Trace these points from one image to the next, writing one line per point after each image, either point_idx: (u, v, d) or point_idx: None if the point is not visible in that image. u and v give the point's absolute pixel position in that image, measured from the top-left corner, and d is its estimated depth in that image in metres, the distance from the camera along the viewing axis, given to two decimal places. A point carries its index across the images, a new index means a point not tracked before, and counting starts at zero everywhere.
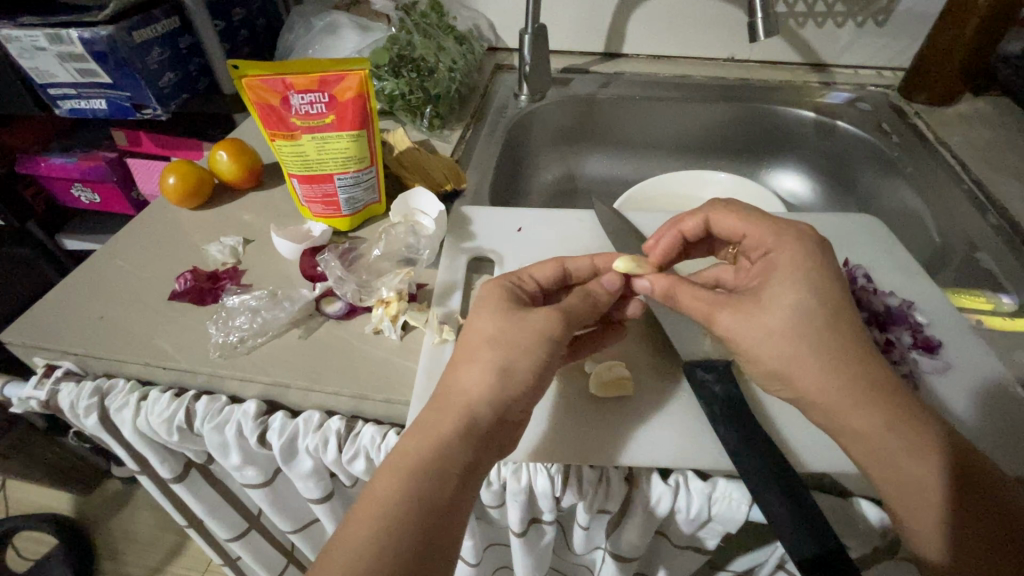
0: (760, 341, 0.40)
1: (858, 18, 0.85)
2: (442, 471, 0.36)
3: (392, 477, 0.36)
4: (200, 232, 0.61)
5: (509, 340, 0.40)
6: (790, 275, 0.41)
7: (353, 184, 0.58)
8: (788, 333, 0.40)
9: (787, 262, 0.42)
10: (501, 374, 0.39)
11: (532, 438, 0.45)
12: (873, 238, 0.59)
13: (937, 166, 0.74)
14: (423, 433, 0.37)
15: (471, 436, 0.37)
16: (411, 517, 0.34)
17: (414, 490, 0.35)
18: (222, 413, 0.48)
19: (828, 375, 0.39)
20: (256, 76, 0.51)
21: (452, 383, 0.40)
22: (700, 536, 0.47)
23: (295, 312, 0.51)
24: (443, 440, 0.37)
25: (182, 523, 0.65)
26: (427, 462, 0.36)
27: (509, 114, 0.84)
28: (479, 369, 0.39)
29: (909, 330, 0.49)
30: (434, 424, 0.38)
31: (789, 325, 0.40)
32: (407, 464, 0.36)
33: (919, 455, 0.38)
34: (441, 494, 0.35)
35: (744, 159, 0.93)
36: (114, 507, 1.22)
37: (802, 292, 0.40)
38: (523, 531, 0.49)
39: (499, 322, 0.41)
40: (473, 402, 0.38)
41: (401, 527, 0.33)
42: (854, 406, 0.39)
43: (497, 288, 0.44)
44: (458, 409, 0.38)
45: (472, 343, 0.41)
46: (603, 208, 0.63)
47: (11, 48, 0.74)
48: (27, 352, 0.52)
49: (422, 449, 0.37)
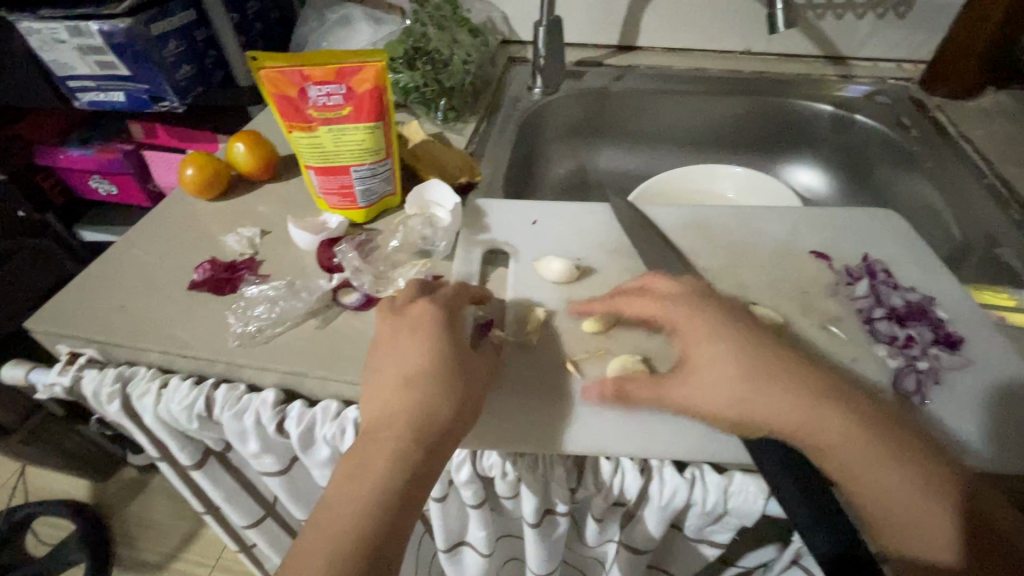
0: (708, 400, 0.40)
1: (878, 10, 0.83)
2: (393, 503, 0.36)
3: (346, 505, 0.36)
4: (217, 223, 0.62)
5: (441, 365, 0.42)
6: (703, 332, 0.42)
7: (368, 176, 0.58)
8: (721, 377, 0.40)
9: (700, 316, 0.43)
10: (438, 396, 0.40)
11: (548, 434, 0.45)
12: (892, 232, 0.58)
13: (958, 161, 0.72)
14: (376, 449, 0.38)
15: (419, 462, 0.38)
16: (361, 547, 0.34)
17: (365, 517, 0.35)
18: (241, 401, 0.49)
19: (775, 400, 0.39)
20: (273, 68, 0.52)
21: (392, 405, 0.40)
22: (714, 530, 0.47)
23: (312, 302, 0.51)
24: (392, 466, 0.37)
25: (200, 510, 0.66)
26: (378, 488, 0.36)
27: (522, 107, 0.84)
28: (422, 390, 0.40)
29: (930, 326, 0.48)
30: (381, 450, 0.38)
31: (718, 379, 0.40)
32: (354, 492, 0.36)
33: (896, 464, 0.37)
34: (393, 522, 0.36)
35: (760, 153, 0.92)
36: (130, 494, 1.24)
37: (719, 350, 0.41)
38: (537, 522, 0.49)
39: (433, 347, 0.43)
40: (425, 422, 0.39)
41: (357, 556, 0.34)
42: (811, 423, 0.38)
43: (429, 310, 0.45)
44: (404, 431, 0.39)
45: (408, 369, 0.41)
46: (617, 201, 0.62)
47: (32, 41, 0.75)
48: (51, 339, 0.53)
49: (368, 478, 0.37)
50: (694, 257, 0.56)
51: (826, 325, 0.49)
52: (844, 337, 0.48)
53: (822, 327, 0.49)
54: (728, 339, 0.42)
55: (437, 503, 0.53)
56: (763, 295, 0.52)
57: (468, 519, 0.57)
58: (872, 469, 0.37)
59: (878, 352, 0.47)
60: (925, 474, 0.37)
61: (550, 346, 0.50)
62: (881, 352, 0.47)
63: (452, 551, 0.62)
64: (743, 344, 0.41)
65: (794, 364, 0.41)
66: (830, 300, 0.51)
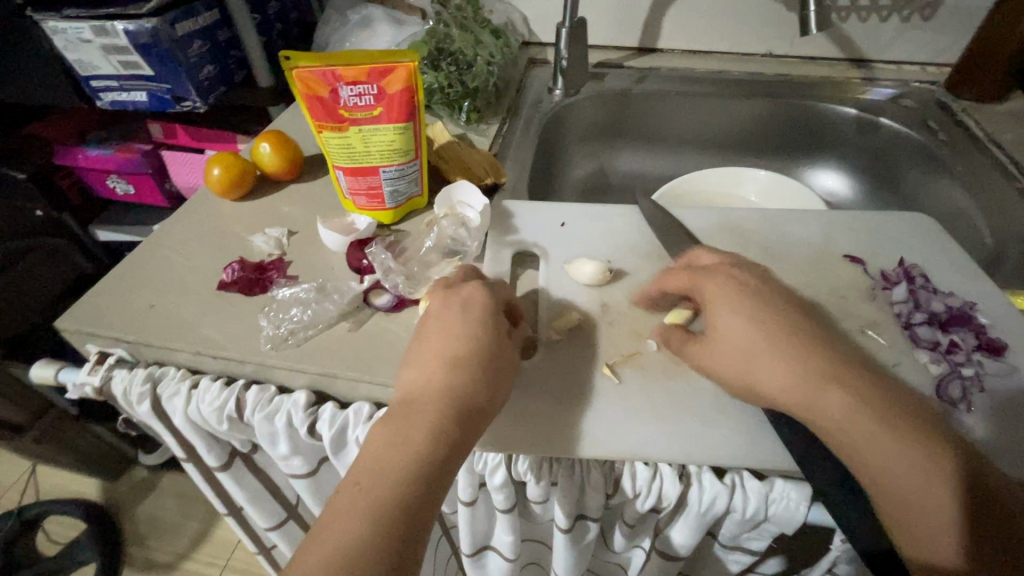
0: (727, 364, 0.41)
1: (904, 13, 0.83)
2: (425, 479, 0.36)
3: (384, 472, 0.36)
4: (244, 224, 0.62)
5: (483, 348, 0.42)
6: (737, 303, 0.43)
7: (397, 177, 0.58)
8: (740, 344, 0.41)
9: (728, 289, 0.44)
10: (478, 378, 0.41)
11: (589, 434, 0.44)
12: (927, 237, 0.58)
13: (988, 164, 0.72)
14: (410, 422, 0.38)
15: (454, 442, 0.38)
16: (393, 515, 0.34)
17: (398, 485, 0.36)
18: (273, 402, 0.49)
19: (789, 367, 0.39)
20: (306, 68, 0.51)
21: (435, 381, 0.40)
22: (750, 537, 0.47)
23: (343, 304, 0.51)
24: (431, 442, 0.37)
25: (223, 511, 0.66)
26: (416, 462, 0.37)
27: (544, 108, 0.83)
28: (465, 369, 0.41)
29: (973, 332, 0.48)
30: (421, 424, 0.38)
31: (740, 345, 0.41)
32: (392, 461, 0.37)
33: (918, 459, 0.36)
34: (423, 496, 0.36)
35: (783, 156, 0.91)
36: (141, 494, 1.24)
37: (748, 319, 0.42)
38: (569, 527, 0.49)
39: (479, 330, 0.43)
40: (465, 403, 0.40)
41: (389, 524, 0.34)
42: (820, 396, 0.38)
43: (477, 292, 0.46)
44: (444, 406, 0.39)
45: (453, 348, 0.42)
46: (646, 203, 0.62)
47: (57, 41, 0.75)
48: (80, 339, 0.53)
49: (408, 449, 0.37)
50: None
51: (864, 330, 0.49)
52: (884, 343, 0.48)
53: (861, 332, 0.49)
54: (752, 311, 0.42)
55: (466, 507, 0.52)
56: (799, 299, 0.51)
57: (494, 524, 0.57)
58: (888, 462, 0.36)
59: (919, 358, 0.47)
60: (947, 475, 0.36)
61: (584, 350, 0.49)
62: (923, 358, 0.46)
63: (476, 555, 0.61)
64: (764, 316, 0.42)
65: (813, 339, 0.41)
66: (867, 304, 0.51)
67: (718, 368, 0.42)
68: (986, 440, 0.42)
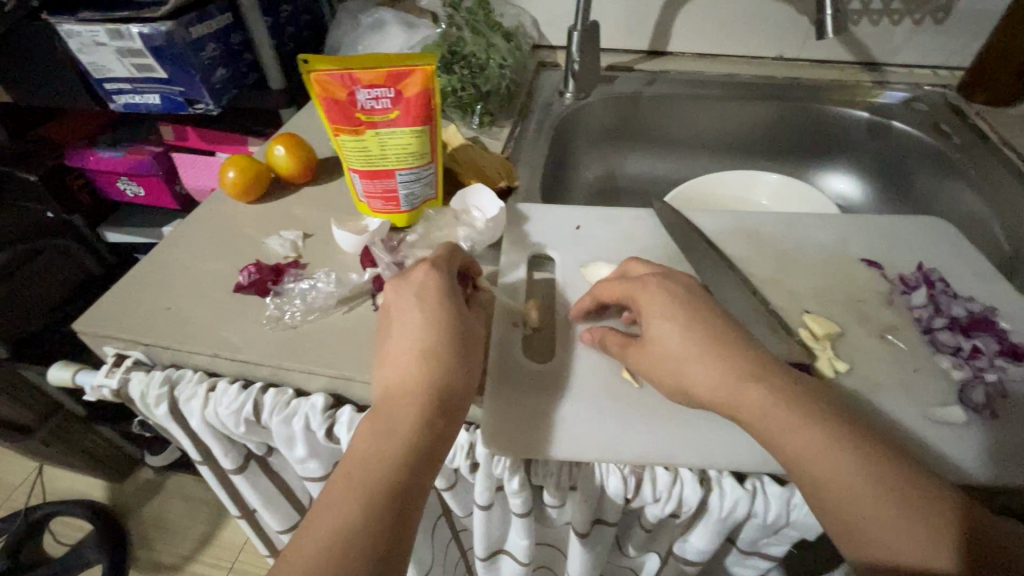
0: (660, 368, 0.42)
1: (916, 16, 0.82)
2: (408, 470, 0.37)
3: (364, 469, 0.36)
4: (259, 226, 0.62)
5: (450, 336, 0.42)
6: (668, 310, 0.42)
7: (413, 180, 0.58)
8: (669, 347, 0.41)
9: (661, 294, 0.44)
10: (449, 367, 0.40)
11: (606, 441, 0.44)
12: (944, 241, 0.57)
13: (1002, 168, 0.72)
14: (390, 415, 0.38)
15: (432, 431, 0.38)
16: (378, 511, 0.35)
17: (380, 480, 0.36)
18: (290, 405, 0.49)
19: (712, 368, 0.39)
20: (323, 71, 0.51)
21: (403, 374, 0.40)
22: (769, 542, 0.47)
23: (344, 293, 0.53)
24: (410, 433, 0.37)
25: (236, 513, 0.66)
26: (395, 456, 0.37)
27: (555, 111, 0.84)
28: (434, 358, 0.40)
29: (995, 337, 0.47)
30: (395, 419, 0.38)
31: (667, 348, 0.41)
32: (375, 455, 0.37)
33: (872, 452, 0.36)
34: (409, 487, 0.36)
35: (793, 159, 0.91)
36: (148, 495, 1.24)
37: (677, 327, 0.42)
38: (586, 531, 0.49)
39: (444, 318, 0.42)
40: (438, 392, 0.39)
41: (374, 519, 0.34)
42: (744, 396, 0.38)
43: (435, 280, 0.44)
44: (419, 397, 0.39)
45: (416, 341, 0.41)
46: (661, 206, 0.62)
47: (71, 43, 0.75)
48: (97, 341, 0.53)
49: (386, 445, 0.37)
50: (743, 264, 0.55)
51: (883, 335, 0.49)
52: (904, 348, 0.48)
53: (880, 336, 0.49)
54: (680, 314, 0.42)
55: (482, 511, 0.52)
56: (817, 303, 0.51)
57: (509, 528, 0.56)
58: (849, 462, 0.35)
59: (941, 364, 0.46)
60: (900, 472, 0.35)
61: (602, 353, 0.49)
62: (944, 363, 0.46)
63: (490, 559, 0.61)
64: (692, 316, 0.42)
65: None
66: (886, 309, 0.51)
67: (653, 373, 0.42)
68: (1008, 446, 0.42)
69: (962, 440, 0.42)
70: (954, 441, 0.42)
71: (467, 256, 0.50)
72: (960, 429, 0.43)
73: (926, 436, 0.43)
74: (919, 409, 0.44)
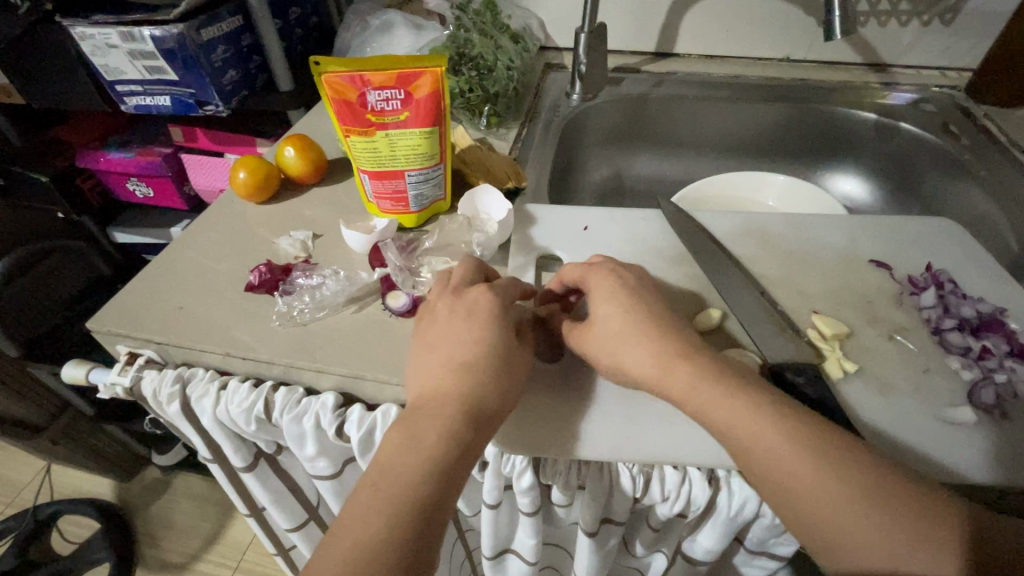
0: (604, 350, 0.43)
1: (924, 17, 0.82)
2: (438, 478, 0.36)
3: (397, 473, 0.36)
4: (270, 227, 0.62)
5: (493, 351, 0.42)
6: (610, 291, 0.45)
7: (422, 180, 0.58)
8: (609, 333, 0.44)
9: (607, 281, 0.46)
10: (487, 381, 0.41)
11: (621, 444, 0.44)
12: (953, 241, 0.57)
13: (1011, 169, 0.72)
14: (426, 425, 0.38)
15: (466, 446, 0.38)
16: (407, 516, 0.34)
17: (411, 486, 0.36)
18: (300, 404, 0.49)
19: (651, 352, 0.42)
20: (334, 72, 0.52)
21: (445, 385, 0.40)
22: (777, 542, 0.47)
23: (354, 291, 0.53)
24: (445, 445, 0.37)
25: (244, 511, 0.67)
26: (429, 464, 0.37)
27: (562, 112, 0.84)
28: (475, 373, 0.41)
29: (1004, 337, 0.48)
30: (431, 427, 0.38)
31: (605, 332, 0.44)
32: (406, 460, 0.37)
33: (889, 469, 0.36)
34: (438, 497, 0.36)
35: (799, 161, 0.91)
36: (155, 494, 1.25)
37: (616, 307, 0.44)
38: (594, 531, 0.49)
39: (489, 332, 0.43)
40: (476, 406, 0.40)
41: (403, 524, 0.34)
42: (727, 401, 0.38)
43: (486, 296, 0.45)
44: (455, 408, 0.39)
45: (460, 353, 0.42)
46: (668, 207, 0.62)
47: (83, 46, 0.76)
48: (110, 340, 0.54)
49: (420, 450, 0.37)
50: (750, 263, 0.56)
51: (893, 335, 0.49)
52: (913, 349, 0.48)
53: (890, 337, 0.49)
54: (624, 296, 0.45)
55: (490, 510, 0.52)
56: (825, 304, 0.51)
57: (517, 527, 0.57)
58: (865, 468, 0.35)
59: (950, 364, 0.46)
60: (916, 487, 0.35)
61: None
62: (954, 364, 0.46)
63: (497, 558, 0.61)
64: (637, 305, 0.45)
65: None
66: (896, 309, 0.51)
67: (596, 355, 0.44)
68: (1019, 446, 0.42)
69: (975, 441, 0.42)
70: (965, 442, 0.42)
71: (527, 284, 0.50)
72: (972, 430, 0.43)
73: (938, 437, 0.43)
74: (929, 409, 0.44)
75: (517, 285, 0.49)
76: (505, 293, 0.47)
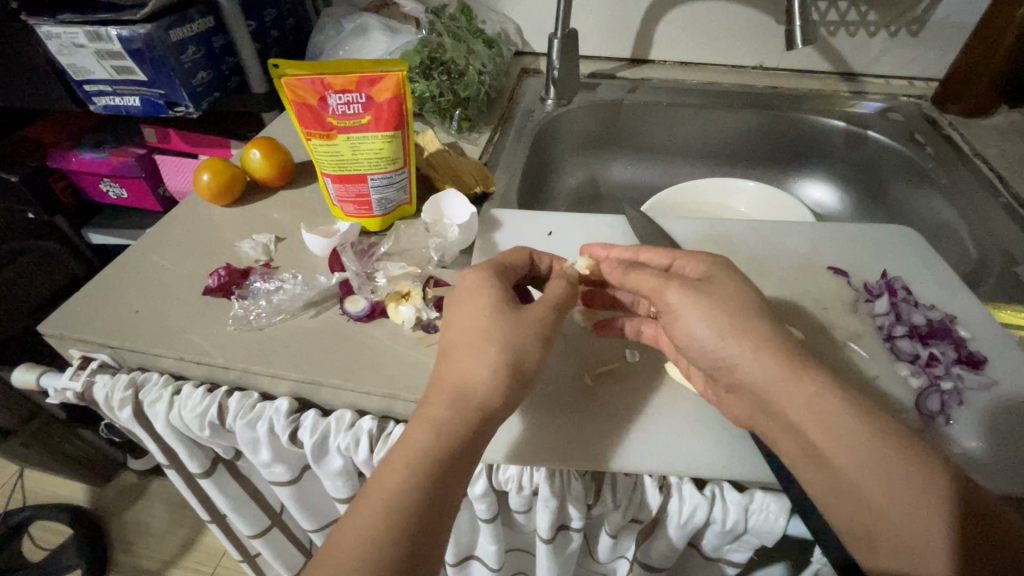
0: (700, 313, 0.41)
1: (892, 28, 0.83)
2: (431, 473, 0.35)
3: (392, 469, 0.35)
4: (233, 230, 0.62)
5: (487, 332, 0.41)
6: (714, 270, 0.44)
7: (386, 184, 0.58)
8: (694, 300, 0.41)
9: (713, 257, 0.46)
10: (476, 365, 0.39)
11: (595, 444, 0.44)
12: (909, 248, 0.58)
13: (972, 178, 0.74)
14: (421, 419, 0.38)
15: (462, 433, 0.37)
16: (406, 514, 0.34)
17: (407, 481, 0.35)
18: (254, 409, 0.49)
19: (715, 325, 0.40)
20: (294, 76, 0.51)
21: (444, 376, 0.40)
22: (731, 548, 0.47)
23: (312, 295, 0.53)
24: (436, 436, 0.37)
25: (206, 518, 0.66)
26: (424, 455, 0.36)
27: (536, 117, 0.84)
28: (466, 360, 0.40)
29: (953, 345, 0.49)
30: (425, 420, 0.37)
31: (690, 293, 0.41)
32: (397, 454, 0.36)
33: (869, 469, 0.35)
34: (436, 491, 0.35)
35: (773, 168, 0.92)
36: (128, 499, 1.23)
37: (718, 281, 0.43)
38: (550, 537, 0.49)
39: (479, 316, 0.42)
40: (467, 392, 0.39)
41: (397, 521, 0.33)
42: None
43: (473, 275, 0.45)
44: (448, 400, 0.38)
45: (453, 341, 0.42)
46: (634, 213, 0.62)
47: (50, 45, 0.75)
48: (63, 344, 0.53)
49: (411, 444, 0.36)
50: None
51: (847, 342, 0.49)
52: (866, 356, 0.48)
53: (844, 344, 0.49)
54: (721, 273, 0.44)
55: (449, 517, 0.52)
56: (783, 310, 0.52)
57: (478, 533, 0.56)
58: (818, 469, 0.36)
59: (900, 371, 0.47)
60: (870, 487, 0.35)
61: (562, 356, 0.50)
62: (904, 370, 0.47)
63: (460, 565, 0.61)
64: (727, 277, 0.43)
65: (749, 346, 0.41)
66: (850, 317, 0.51)
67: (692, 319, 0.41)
68: (967, 455, 0.42)
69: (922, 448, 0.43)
70: None
71: (526, 255, 0.50)
72: (919, 435, 0.43)
73: None
74: None
75: (518, 262, 0.49)
76: (494, 270, 0.46)
